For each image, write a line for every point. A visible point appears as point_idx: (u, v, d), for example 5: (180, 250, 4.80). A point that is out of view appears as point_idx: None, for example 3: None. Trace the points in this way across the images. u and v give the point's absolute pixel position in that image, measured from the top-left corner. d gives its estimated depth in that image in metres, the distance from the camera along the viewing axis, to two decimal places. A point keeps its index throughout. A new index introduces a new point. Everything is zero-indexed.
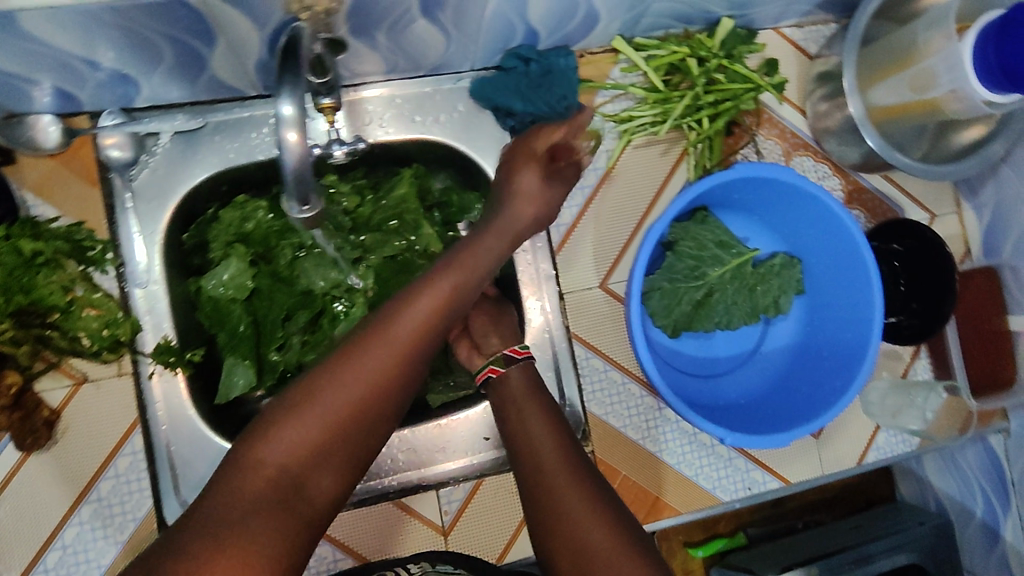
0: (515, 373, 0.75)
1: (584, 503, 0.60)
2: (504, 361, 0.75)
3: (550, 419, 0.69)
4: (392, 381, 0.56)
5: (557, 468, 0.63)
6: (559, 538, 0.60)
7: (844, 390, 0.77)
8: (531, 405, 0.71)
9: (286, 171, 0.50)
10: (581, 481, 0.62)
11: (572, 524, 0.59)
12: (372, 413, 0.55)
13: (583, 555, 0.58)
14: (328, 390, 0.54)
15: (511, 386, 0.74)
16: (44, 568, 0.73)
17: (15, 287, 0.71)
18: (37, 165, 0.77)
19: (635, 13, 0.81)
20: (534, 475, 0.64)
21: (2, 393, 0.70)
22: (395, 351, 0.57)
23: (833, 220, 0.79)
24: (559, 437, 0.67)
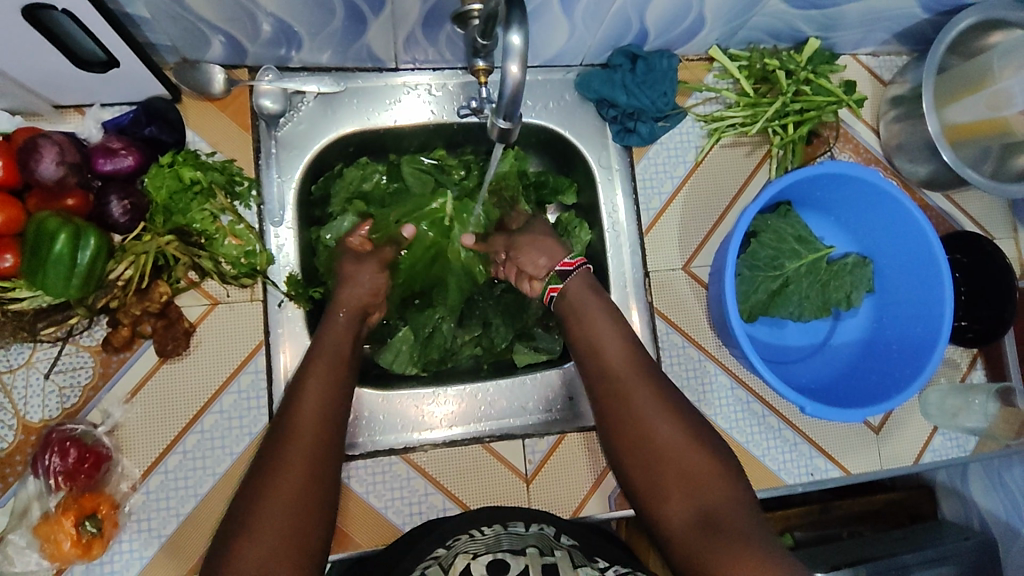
0: (575, 283, 0.80)
1: (652, 402, 0.71)
2: (561, 277, 0.81)
3: (615, 324, 0.77)
4: (329, 400, 0.71)
5: (628, 373, 0.73)
6: (629, 432, 0.70)
7: (913, 378, 0.84)
8: (596, 309, 0.78)
9: (504, 93, 0.56)
10: (649, 384, 0.72)
11: (645, 421, 0.70)
12: (333, 434, 0.69)
13: (650, 448, 0.69)
14: (302, 421, 0.68)
15: (575, 296, 0.80)
16: (165, 469, 0.79)
17: (175, 209, 0.79)
18: (198, 106, 0.86)
19: (735, 25, 0.90)
20: (603, 376, 0.74)
21: (153, 301, 0.78)
22: (323, 374, 0.72)
23: (908, 223, 0.86)
24: (625, 342, 0.76)
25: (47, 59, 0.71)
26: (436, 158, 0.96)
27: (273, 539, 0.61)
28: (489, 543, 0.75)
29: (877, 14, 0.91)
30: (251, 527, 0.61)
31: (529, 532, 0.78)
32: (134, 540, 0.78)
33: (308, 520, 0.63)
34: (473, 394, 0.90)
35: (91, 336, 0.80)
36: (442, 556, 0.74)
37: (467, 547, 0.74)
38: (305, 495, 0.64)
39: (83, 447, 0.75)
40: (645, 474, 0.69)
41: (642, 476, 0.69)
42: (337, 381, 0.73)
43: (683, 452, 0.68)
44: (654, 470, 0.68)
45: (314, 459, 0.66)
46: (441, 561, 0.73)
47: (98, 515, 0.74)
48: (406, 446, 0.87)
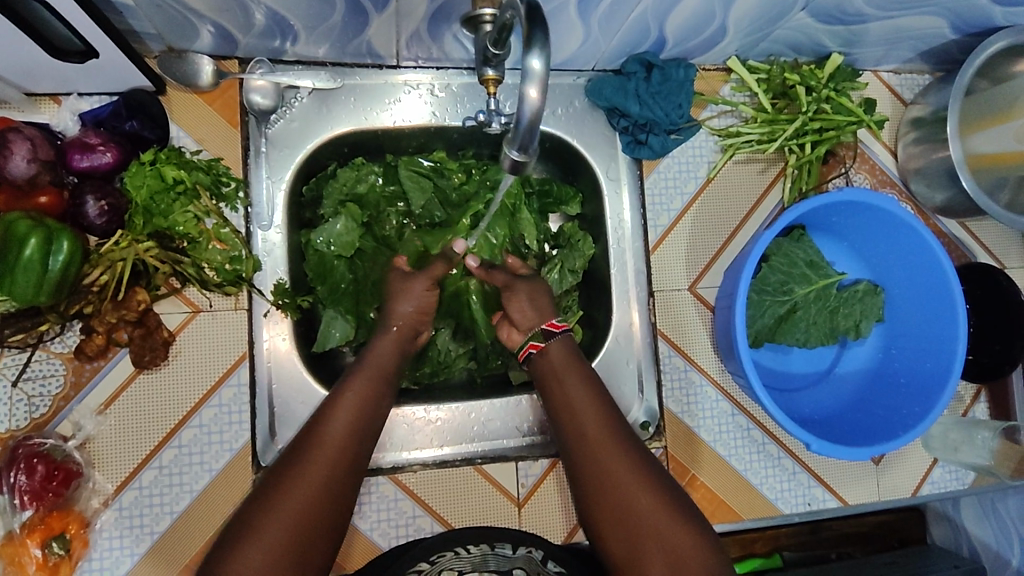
0: (556, 346, 0.78)
1: (631, 472, 0.67)
2: (544, 336, 0.79)
3: (592, 387, 0.74)
4: (366, 409, 0.68)
5: (602, 441, 0.69)
6: (606, 502, 0.67)
7: (921, 417, 0.82)
8: (572, 372, 0.75)
9: (521, 119, 0.51)
10: (624, 453, 0.69)
11: (621, 495, 0.66)
12: (364, 440, 0.66)
13: (629, 519, 0.65)
14: (337, 425, 0.65)
15: (552, 357, 0.77)
16: (139, 485, 0.75)
17: (155, 211, 0.74)
18: (184, 99, 0.81)
19: (757, 37, 0.86)
20: (578, 440, 0.70)
21: (130, 309, 0.73)
22: (362, 385, 0.70)
23: (926, 257, 0.83)
24: (600, 408, 0.72)
25: (19, 48, 0.65)
26: (435, 161, 0.91)
27: (281, 538, 0.57)
28: (476, 563, 0.73)
29: (904, 32, 0.86)
30: (262, 526, 0.57)
31: (516, 555, 0.75)
32: (105, 559, 0.74)
33: (320, 525, 0.60)
34: (466, 413, 0.86)
35: (63, 343, 0.75)
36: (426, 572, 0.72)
37: (452, 565, 0.73)
38: (326, 499, 0.61)
39: (51, 464, 0.71)
40: (627, 549, 0.65)
41: (623, 550, 0.65)
42: (379, 391, 0.70)
43: (664, 525, 0.64)
44: (634, 545, 0.64)
45: (342, 464, 0.63)
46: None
47: (66, 536, 0.72)
48: (396, 465, 0.84)
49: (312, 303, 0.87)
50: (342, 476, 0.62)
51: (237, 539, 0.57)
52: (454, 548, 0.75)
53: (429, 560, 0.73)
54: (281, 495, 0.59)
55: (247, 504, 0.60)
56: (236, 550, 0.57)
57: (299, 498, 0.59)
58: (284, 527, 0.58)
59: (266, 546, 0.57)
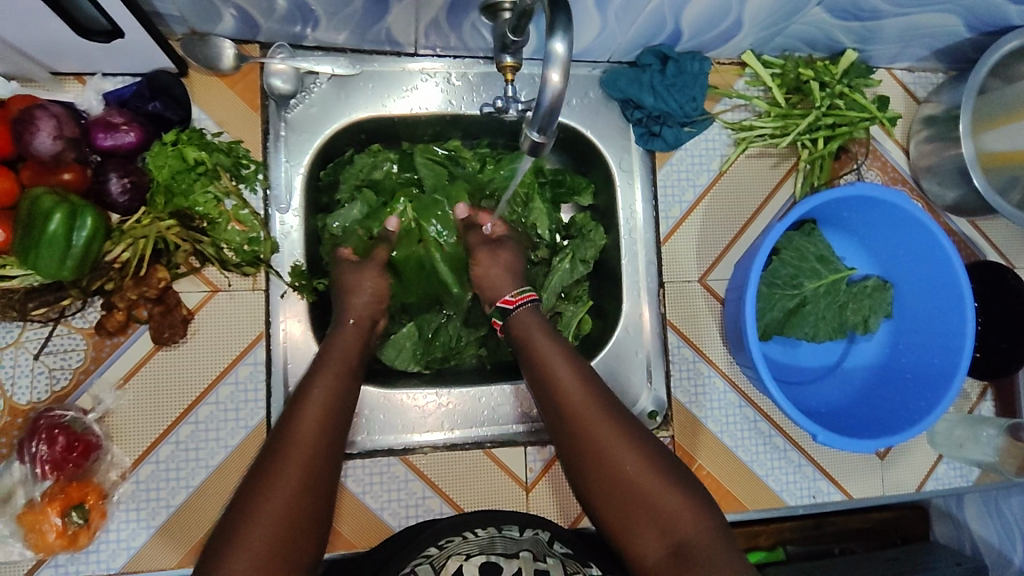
0: (525, 316, 0.79)
1: (613, 438, 0.68)
2: (502, 314, 0.81)
3: (567, 353, 0.74)
4: (341, 379, 0.71)
5: (580, 407, 0.70)
6: (596, 474, 0.68)
7: (927, 411, 0.82)
8: (546, 339, 0.76)
9: (541, 103, 0.52)
10: (604, 417, 0.69)
11: (605, 460, 0.67)
12: (335, 433, 0.67)
13: (620, 489, 0.67)
14: (307, 419, 0.66)
15: (527, 327, 0.77)
16: (156, 459, 0.77)
17: (176, 190, 0.75)
18: (206, 82, 0.83)
19: (771, 32, 0.87)
20: (561, 414, 0.71)
21: (151, 286, 0.74)
22: (327, 378, 0.70)
23: (935, 252, 0.83)
24: (578, 373, 0.73)
25: (50, 26, 0.67)
26: (450, 149, 0.92)
27: (267, 539, 0.58)
28: (483, 545, 0.73)
29: (919, 30, 0.87)
30: (264, 494, 0.60)
31: (523, 537, 0.75)
32: (122, 530, 0.76)
33: (304, 519, 0.61)
34: (476, 398, 0.87)
35: (84, 318, 0.77)
36: (434, 556, 0.71)
37: (460, 549, 0.71)
38: (305, 493, 0.61)
39: (71, 436, 0.72)
40: (618, 513, 0.67)
41: (614, 515, 0.67)
42: (341, 382, 0.71)
43: (654, 491, 0.66)
44: (624, 510, 0.66)
45: (315, 455, 0.64)
46: (433, 562, 0.70)
47: (85, 505, 0.72)
48: (406, 447, 0.85)
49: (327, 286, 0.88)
50: (317, 466, 0.63)
51: (234, 523, 0.59)
52: (461, 533, 0.75)
53: (438, 545, 0.74)
54: (261, 497, 0.60)
55: (228, 514, 0.61)
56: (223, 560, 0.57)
57: (279, 497, 0.60)
58: (268, 528, 0.58)
59: (256, 532, 0.58)
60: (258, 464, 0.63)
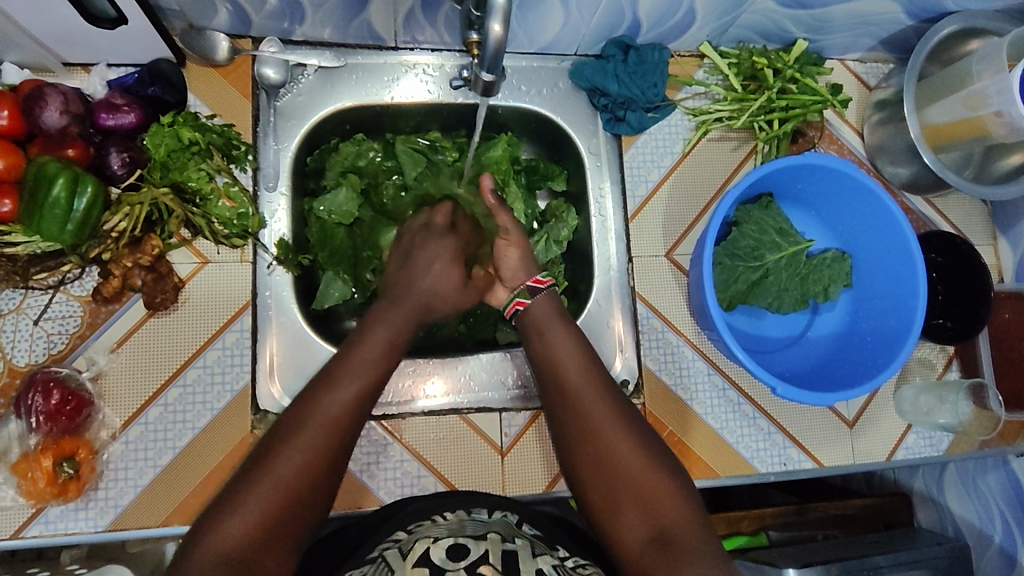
0: (541, 302, 0.79)
1: (621, 435, 0.69)
2: (530, 292, 0.79)
3: (583, 347, 0.75)
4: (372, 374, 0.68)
5: (594, 402, 0.71)
6: (596, 461, 0.69)
7: (884, 367, 0.85)
8: (562, 330, 0.76)
9: (486, 48, 0.57)
10: (616, 415, 0.70)
11: (611, 456, 0.68)
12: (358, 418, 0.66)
13: (619, 483, 0.68)
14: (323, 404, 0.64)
15: (539, 314, 0.78)
16: (145, 420, 0.81)
17: (172, 167, 0.82)
18: (202, 72, 0.89)
19: (726, 21, 0.93)
20: (566, 401, 0.72)
21: (145, 253, 0.79)
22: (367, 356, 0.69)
23: (885, 217, 0.88)
24: (591, 367, 0.74)
25: (59, 12, 0.74)
26: (430, 139, 0.99)
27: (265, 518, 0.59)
28: (452, 528, 0.70)
29: (865, 17, 0.94)
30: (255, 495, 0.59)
31: (492, 520, 0.74)
32: (111, 489, 0.79)
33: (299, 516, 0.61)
34: (454, 367, 0.91)
35: (81, 286, 0.81)
36: (403, 540, 0.69)
37: (428, 532, 0.69)
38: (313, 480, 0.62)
39: (66, 390, 0.76)
40: (608, 509, 0.68)
41: (602, 505, 0.68)
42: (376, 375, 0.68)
43: (653, 492, 0.67)
44: (615, 499, 0.67)
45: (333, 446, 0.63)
46: (401, 546, 0.68)
47: (76, 458, 0.76)
48: (386, 413, 0.88)
49: (312, 264, 0.94)
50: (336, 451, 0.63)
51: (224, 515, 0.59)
52: (430, 517, 0.74)
53: (407, 529, 0.72)
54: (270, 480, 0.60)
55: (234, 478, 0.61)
56: (214, 531, 0.58)
57: (282, 481, 0.60)
58: (269, 506, 0.59)
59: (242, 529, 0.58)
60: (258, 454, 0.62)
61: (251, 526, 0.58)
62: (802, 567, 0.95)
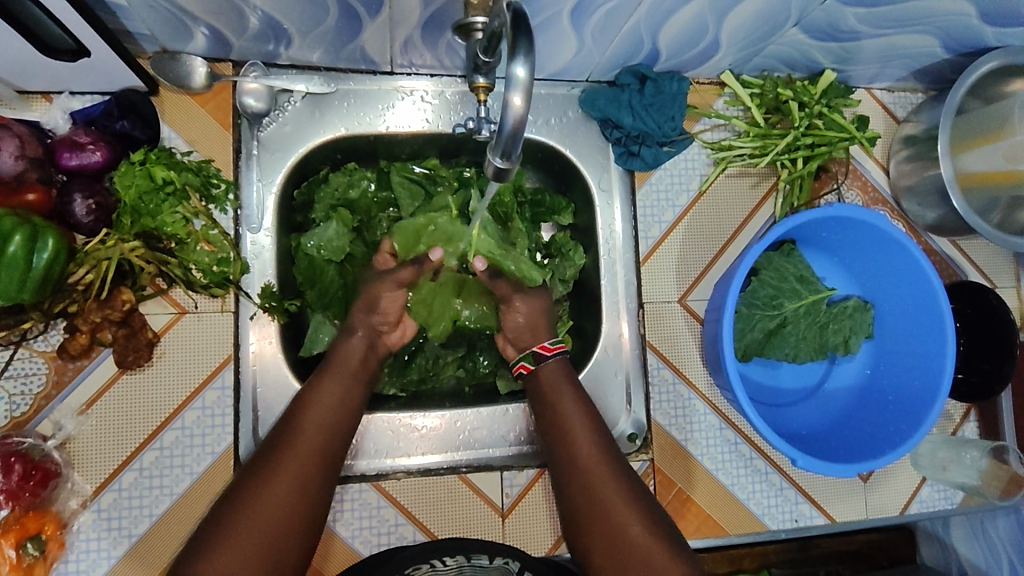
0: (550, 367, 0.79)
1: (620, 495, 0.69)
2: (535, 358, 0.80)
3: (587, 410, 0.76)
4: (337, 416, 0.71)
5: (593, 463, 0.72)
6: (596, 524, 0.68)
7: (907, 433, 0.81)
8: (566, 393, 0.77)
9: (503, 127, 0.50)
10: (615, 477, 0.71)
11: (611, 518, 0.68)
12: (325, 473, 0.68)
13: (619, 546, 0.67)
14: (287, 473, 0.65)
15: (546, 378, 0.79)
16: (118, 487, 0.75)
17: (143, 211, 0.74)
18: (178, 100, 0.81)
19: (750, 52, 0.86)
20: (568, 465, 0.73)
21: (115, 309, 0.72)
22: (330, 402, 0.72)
23: (914, 274, 0.83)
24: (594, 431, 0.75)
25: (11, 45, 0.65)
26: (427, 167, 0.91)
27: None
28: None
29: (898, 50, 0.87)
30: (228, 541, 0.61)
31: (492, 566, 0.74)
32: (81, 561, 0.73)
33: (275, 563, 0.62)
34: (452, 421, 0.85)
35: (46, 341, 0.74)
36: None
37: None
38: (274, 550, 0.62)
39: (29, 463, 0.69)
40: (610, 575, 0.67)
41: (605, 570, 0.67)
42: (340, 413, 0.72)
43: (650, 552, 0.66)
44: (617, 565, 0.66)
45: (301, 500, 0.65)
46: None
47: (42, 536, 0.70)
48: (379, 472, 0.83)
49: (299, 306, 0.87)
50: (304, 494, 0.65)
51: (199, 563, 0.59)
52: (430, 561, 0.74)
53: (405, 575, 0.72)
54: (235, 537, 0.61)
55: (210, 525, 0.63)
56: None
57: (251, 532, 0.61)
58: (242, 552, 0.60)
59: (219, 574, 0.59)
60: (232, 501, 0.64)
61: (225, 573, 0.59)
62: None
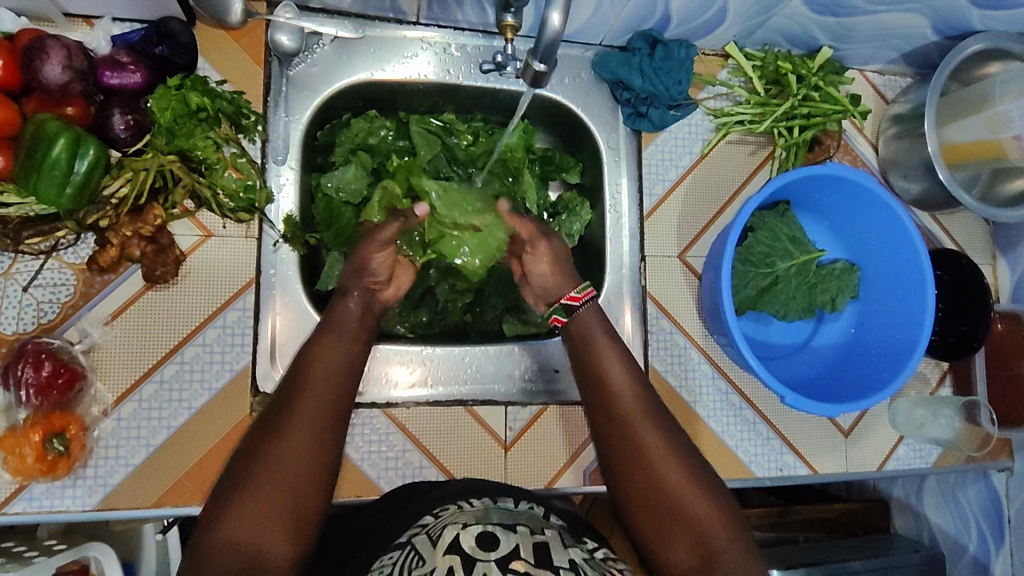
0: (588, 314, 0.76)
1: (661, 447, 0.67)
2: (566, 310, 0.78)
3: (628, 364, 0.72)
4: (344, 359, 0.70)
5: (634, 415, 0.68)
6: (635, 476, 0.66)
7: (888, 381, 0.87)
8: (607, 347, 0.73)
9: (541, 41, 0.57)
10: (657, 428, 0.68)
11: (651, 470, 0.66)
12: (344, 403, 0.67)
13: (659, 498, 0.65)
14: (304, 411, 0.63)
15: (588, 330, 0.75)
16: (138, 397, 0.77)
17: (178, 132, 0.77)
18: (213, 34, 0.84)
19: (754, 24, 0.92)
20: (608, 416, 0.69)
21: (147, 223, 0.75)
22: (335, 346, 0.70)
23: (900, 236, 0.89)
24: (636, 382, 0.71)
25: None
26: (444, 121, 0.96)
27: (274, 506, 0.59)
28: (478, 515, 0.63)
29: (891, 30, 0.93)
30: (254, 481, 0.59)
31: (518, 509, 0.67)
32: (100, 467, 0.75)
33: (305, 494, 0.61)
34: (460, 357, 0.89)
35: (75, 253, 0.77)
36: (429, 526, 0.62)
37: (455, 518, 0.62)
38: (303, 483, 0.61)
39: (58, 362, 0.73)
40: (650, 525, 0.65)
41: (645, 521, 0.65)
42: (350, 353, 0.70)
43: (691, 503, 0.64)
44: (658, 516, 0.65)
45: (325, 421, 0.64)
46: (430, 532, 0.61)
47: (66, 434, 0.72)
48: (388, 401, 0.86)
49: (318, 243, 0.90)
50: (324, 433, 0.63)
51: (230, 500, 0.59)
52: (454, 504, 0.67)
53: (430, 514, 0.65)
54: (267, 457, 0.60)
55: (235, 465, 0.62)
56: (220, 521, 0.58)
57: (277, 470, 0.60)
58: (271, 489, 0.59)
59: (252, 511, 0.58)
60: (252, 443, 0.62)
61: (257, 512, 0.58)
62: (787, 570, 0.96)
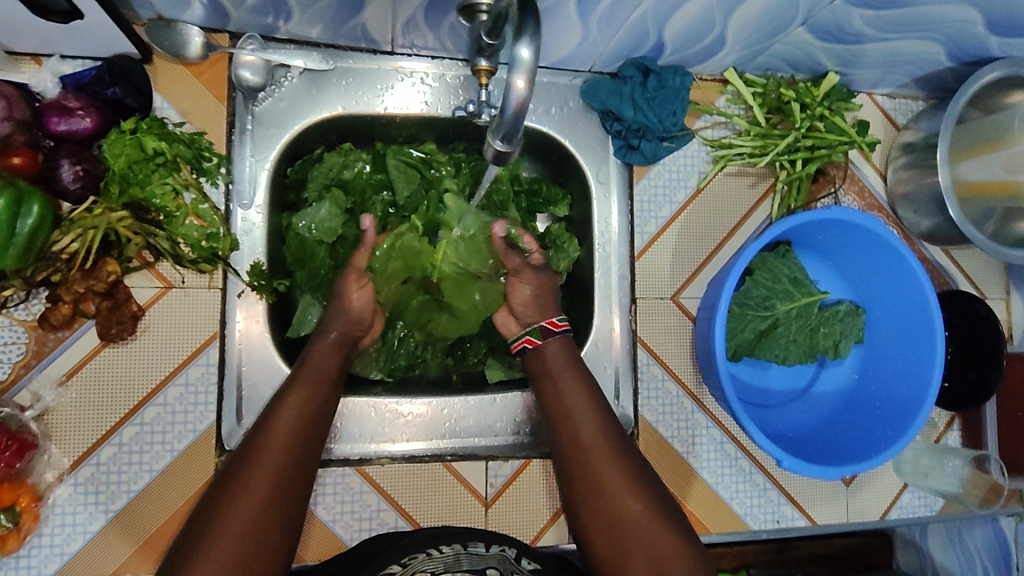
0: (553, 345, 0.73)
1: (623, 477, 0.64)
2: (543, 333, 0.74)
3: (589, 390, 0.70)
4: (312, 412, 0.64)
5: (596, 444, 0.66)
6: (597, 508, 0.64)
7: (892, 439, 0.82)
8: (568, 374, 0.71)
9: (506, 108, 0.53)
10: (619, 459, 0.66)
11: (613, 502, 0.63)
12: (308, 458, 0.61)
13: (622, 531, 0.62)
14: (266, 466, 0.58)
15: (548, 357, 0.73)
16: (96, 461, 0.73)
17: (132, 180, 0.72)
18: (171, 69, 0.79)
19: (755, 50, 0.86)
20: (571, 447, 0.67)
21: (100, 280, 0.71)
22: (302, 397, 0.64)
23: (909, 281, 0.83)
24: (597, 410, 0.69)
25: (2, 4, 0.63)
26: (424, 152, 0.90)
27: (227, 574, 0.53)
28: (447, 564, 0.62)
29: (902, 56, 0.86)
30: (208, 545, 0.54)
31: (490, 553, 0.65)
32: (56, 535, 0.72)
33: (261, 557, 0.55)
34: (438, 409, 0.85)
35: (27, 309, 0.73)
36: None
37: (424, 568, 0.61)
38: (260, 547, 0.55)
39: (6, 434, 0.68)
40: (613, 559, 0.63)
41: (609, 555, 0.63)
42: (320, 404, 0.65)
43: (655, 535, 0.62)
44: (621, 549, 0.62)
45: (288, 478, 0.59)
46: None
47: (16, 508, 0.68)
48: (363, 457, 0.82)
49: (288, 287, 0.85)
50: (286, 490, 0.58)
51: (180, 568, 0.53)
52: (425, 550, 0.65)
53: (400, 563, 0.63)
54: (222, 516, 0.55)
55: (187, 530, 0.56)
56: None
57: (234, 532, 0.54)
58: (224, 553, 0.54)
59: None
60: (209, 501, 0.56)
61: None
62: None
